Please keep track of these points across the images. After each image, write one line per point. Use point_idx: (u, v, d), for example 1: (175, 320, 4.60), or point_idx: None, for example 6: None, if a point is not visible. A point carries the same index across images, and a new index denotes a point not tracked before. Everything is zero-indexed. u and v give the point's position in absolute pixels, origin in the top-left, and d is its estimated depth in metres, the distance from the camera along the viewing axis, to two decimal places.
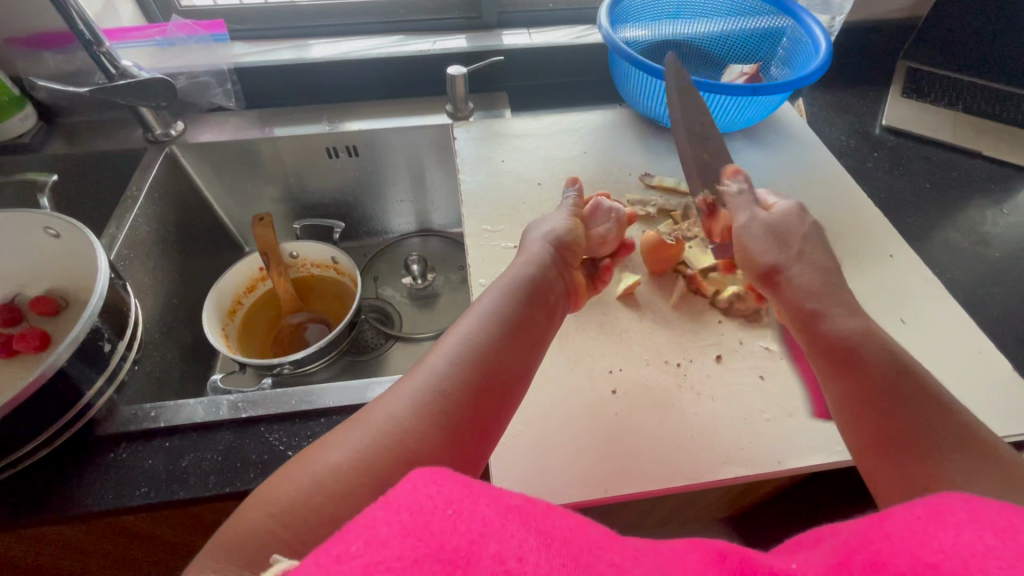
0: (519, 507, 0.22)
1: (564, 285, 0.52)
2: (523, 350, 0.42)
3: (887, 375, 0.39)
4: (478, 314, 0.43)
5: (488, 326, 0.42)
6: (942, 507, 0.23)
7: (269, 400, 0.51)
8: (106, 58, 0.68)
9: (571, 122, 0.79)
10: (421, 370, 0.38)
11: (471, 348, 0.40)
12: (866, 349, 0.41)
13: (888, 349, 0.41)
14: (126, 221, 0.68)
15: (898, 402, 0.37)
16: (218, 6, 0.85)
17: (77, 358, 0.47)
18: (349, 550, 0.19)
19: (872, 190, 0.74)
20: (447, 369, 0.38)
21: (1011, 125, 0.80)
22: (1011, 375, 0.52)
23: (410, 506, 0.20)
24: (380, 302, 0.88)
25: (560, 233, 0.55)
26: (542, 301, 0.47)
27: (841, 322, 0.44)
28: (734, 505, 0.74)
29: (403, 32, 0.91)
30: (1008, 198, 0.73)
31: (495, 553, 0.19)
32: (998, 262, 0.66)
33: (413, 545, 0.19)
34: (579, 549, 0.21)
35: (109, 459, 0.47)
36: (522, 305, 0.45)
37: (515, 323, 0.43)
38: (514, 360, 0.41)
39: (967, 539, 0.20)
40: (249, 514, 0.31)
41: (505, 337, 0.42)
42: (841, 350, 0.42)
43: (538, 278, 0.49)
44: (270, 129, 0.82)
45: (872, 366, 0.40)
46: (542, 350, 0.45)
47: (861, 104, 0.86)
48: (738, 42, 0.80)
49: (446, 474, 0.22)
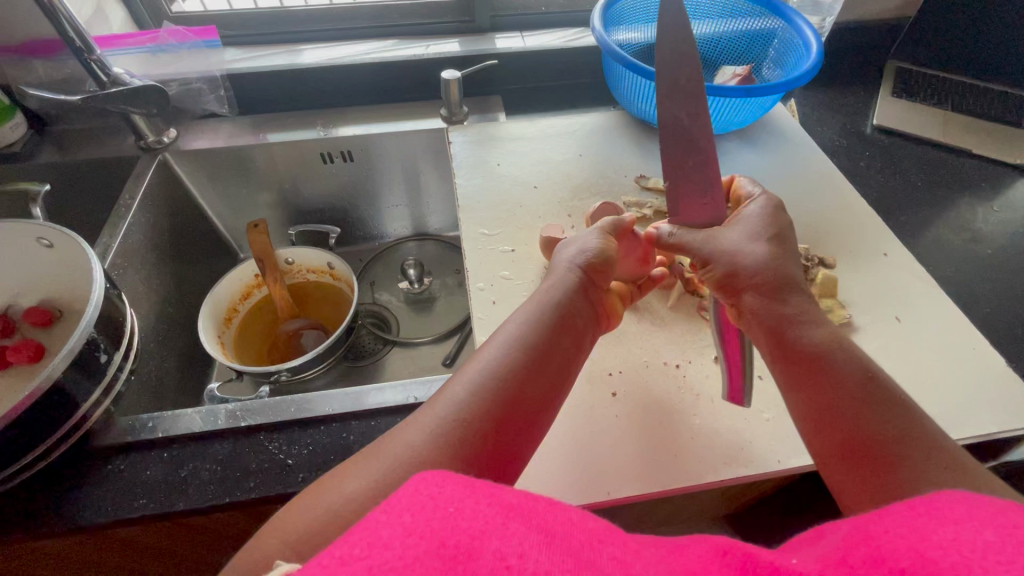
0: (519, 506, 0.21)
1: (594, 310, 0.48)
2: (550, 382, 0.40)
3: (859, 387, 0.39)
4: (499, 343, 0.42)
5: (510, 356, 0.40)
6: (942, 504, 0.23)
7: (268, 408, 0.51)
8: (97, 66, 0.67)
9: (565, 125, 0.80)
10: (443, 401, 0.37)
11: (495, 383, 0.38)
12: (837, 360, 0.40)
13: (857, 357, 0.41)
14: (120, 229, 0.67)
15: (868, 414, 0.37)
16: (209, 11, 0.84)
17: (72, 370, 0.47)
18: (352, 552, 0.19)
19: (864, 188, 0.74)
20: (468, 402, 0.37)
21: (998, 123, 0.81)
22: (1005, 371, 0.53)
23: (413, 507, 0.20)
24: (377, 307, 0.88)
25: (592, 255, 0.49)
26: (571, 330, 0.44)
27: (809, 334, 0.42)
28: (733, 503, 0.74)
29: (395, 36, 0.91)
30: (997, 195, 0.74)
31: (496, 550, 0.19)
32: (990, 259, 0.67)
33: (415, 544, 0.19)
34: (579, 545, 0.21)
35: (107, 471, 0.47)
36: (546, 335, 0.42)
37: (540, 353, 0.41)
38: (537, 391, 0.39)
39: (967, 534, 0.21)
40: (261, 540, 0.32)
41: (526, 366, 0.40)
42: (812, 362, 0.41)
43: (563, 309, 0.45)
44: (264, 135, 0.81)
45: (849, 382, 0.39)
46: (569, 380, 0.42)
47: (852, 104, 0.87)
48: (730, 43, 0.80)
49: (448, 478, 0.22)
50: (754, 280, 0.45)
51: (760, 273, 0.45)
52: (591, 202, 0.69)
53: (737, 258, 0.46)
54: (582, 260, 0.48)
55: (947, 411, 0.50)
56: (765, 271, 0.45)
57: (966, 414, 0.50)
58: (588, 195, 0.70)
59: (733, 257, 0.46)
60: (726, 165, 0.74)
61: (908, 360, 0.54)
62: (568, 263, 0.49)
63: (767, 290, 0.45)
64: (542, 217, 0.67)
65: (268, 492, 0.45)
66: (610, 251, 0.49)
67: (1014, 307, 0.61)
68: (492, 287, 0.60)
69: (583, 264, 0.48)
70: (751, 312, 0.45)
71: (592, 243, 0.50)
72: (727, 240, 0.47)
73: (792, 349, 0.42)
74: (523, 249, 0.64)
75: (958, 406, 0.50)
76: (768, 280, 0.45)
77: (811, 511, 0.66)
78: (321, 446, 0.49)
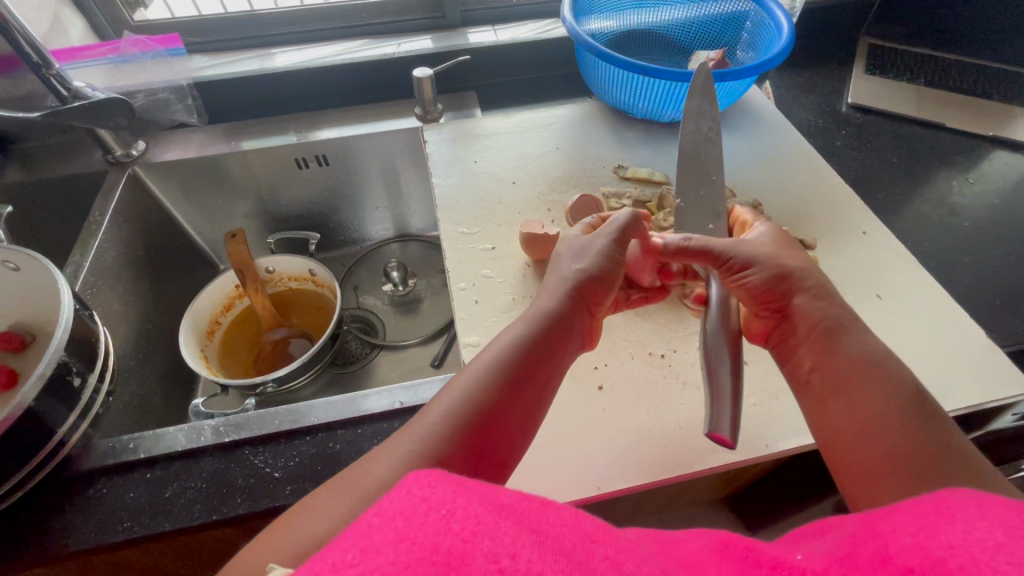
0: (512, 505, 0.20)
1: (581, 333, 0.46)
2: (530, 400, 0.40)
3: (902, 396, 0.37)
4: (477, 362, 0.41)
5: (483, 377, 0.39)
6: (949, 503, 0.22)
7: (253, 422, 0.50)
8: (57, 81, 0.65)
9: (541, 118, 0.79)
10: (414, 431, 0.36)
11: (470, 406, 0.37)
12: (889, 368, 0.39)
13: (904, 370, 0.39)
14: (91, 247, 0.66)
15: (913, 425, 0.35)
16: (173, 19, 0.82)
17: (45, 395, 0.46)
18: (344, 558, 0.17)
19: (842, 167, 0.75)
20: (445, 424, 0.36)
21: (969, 96, 0.81)
22: (984, 341, 0.54)
23: (405, 511, 0.19)
24: (362, 311, 0.87)
25: (590, 276, 0.47)
26: (551, 349, 0.43)
27: (857, 342, 0.41)
28: (727, 488, 0.75)
29: (366, 36, 0.89)
30: (973, 167, 0.74)
31: (489, 552, 0.18)
32: (969, 231, 0.67)
33: (407, 550, 0.17)
34: (572, 546, 0.19)
35: (89, 496, 0.46)
36: (524, 353, 0.41)
37: (516, 374, 0.40)
38: (511, 414, 0.38)
39: (977, 534, 0.20)
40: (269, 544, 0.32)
41: (507, 386, 0.39)
42: (847, 374, 0.40)
43: (549, 328, 0.43)
44: (236, 143, 0.80)
45: (888, 386, 0.38)
46: (545, 404, 0.42)
47: (827, 83, 0.87)
48: (702, 27, 0.80)
49: (441, 476, 0.21)
50: (782, 283, 0.44)
51: (806, 279, 0.45)
52: (570, 195, 0.69)
53: (760, 260, 0.45)
54: (582, 281, 0.46)
55: (927, 383, 0.51)
56: (815, 278, 0.45)
57: (951, 387, 0.50)
58: (567, 188, 0.70)
59: (776, 262, 0.45)
60: None
61: (891, 338, 0.54)
62: (569, 278, 0.47)
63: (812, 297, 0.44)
64: (522, 213, 0.67)
65: (256, 507, 0.45)
66: (612, 274, 0.48)
67: (993, 278, 0.62)
68: (474, 287, 0.59)
69: (582, 286, 0.46)
70: (790, 316, 0.44)
71: (592, 265, 0.47)
72: (762, 246, 0.46)
73: (817, 354, 0.42)
74: (504, 246, 0.63)
75: (941, 380, 0.51)
76: (792, 283, 0.44)
77: (802, 490, 0.67)
78: (308, 457, 0.48)
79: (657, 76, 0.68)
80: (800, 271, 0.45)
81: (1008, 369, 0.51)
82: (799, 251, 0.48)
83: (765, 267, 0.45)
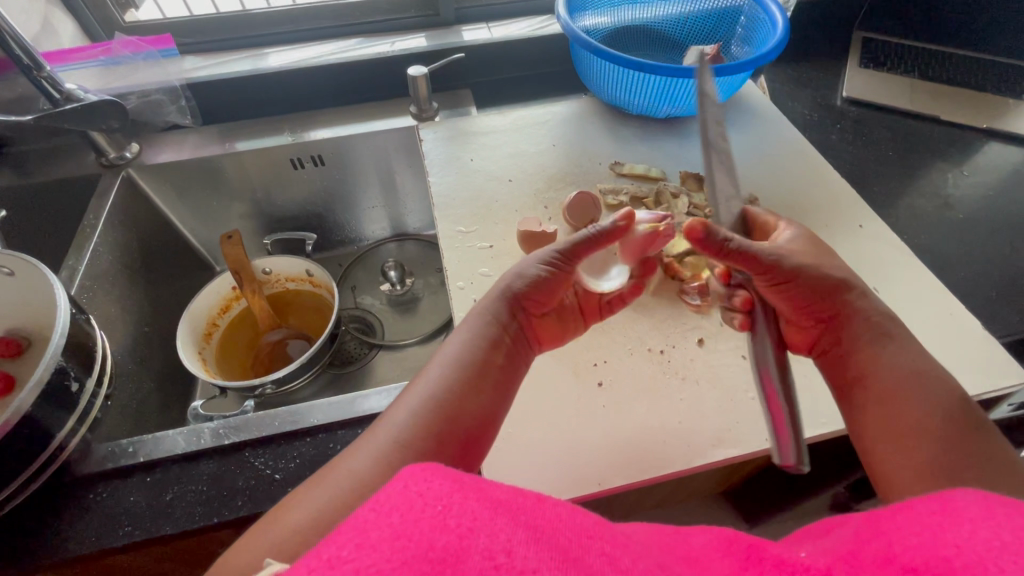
0: (508, 502, 0.20)
1: (525, 335, 0.46)
2: (492, 395, 0.40)
3: (942, 407, 0.37)
4: (436, 367, 0.41)
5: (439, 379, 0.39)
6: (955, 503, 0.22)
7: (251, 424, 0.50)
8: (48, 83, 0.65)
9: (537, 116, 0.79)
10: (382, 429, 0.37)
11: (434, 405, 0.38)
12: (931, 381, 0.39)
13: (949, 383, 0.39)
14: (86, 249, 0.66)
15: (952, 437, 0.36)
16: (165, 20, 0.82)
17: (42, 401, 0.45)
18: (338, 554, 0.17)
19: (837, 160, 0.75)
20: (410, 421, 0.37)
21: (963, 88, 0.82)
22: (980, 333, 0.54)
23: (401, 506, 0.18)
24: (360, 311, 0.87)
25: (528, 282, 0.46)
26: (497, 346, 0.43)
27: (897, 355, 0.41)
28: (726, 482, 0.75)
29: (359, 35, 0.89)
30: (968, 159, 0.74)
31: (485, 549, 0.17)
32: (964, 223, 0.67)
33: (403, 547, 0.17)
34: (568, 542, 0.19)
35: (89, 500, 0.45)
36: (480, 350, 0.42)
37: (473, 371, 0.41)
38: (474, 404, 0.39)
39: (983, 534, 0.20)
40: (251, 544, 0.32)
41: (467, 382, 0.40)
42: (889, 385, 0.40)
43: (492, 326, 0.44)
44: (231, 144, 0.79)
45: (928, 398, 0.38)
46: (509, 396, 0.42)
47: (822, 77, 0.87)
48: (696, 22, 0.80)
49: (437, 471, 0.20)
50: (823, 285, 0.44)
51: (846, 289, 0.45)
52: (567, 192, 0.69)
53: (793, 257, 0.44)
54: (517, 286, 0.46)
55: None
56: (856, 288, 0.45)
57: None
58: (564, 185, 0.70)
59: (822, 269, 0.45)
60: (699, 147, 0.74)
61: None
62: (505, 285, 0.46)
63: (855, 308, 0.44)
64: (519, 211, 0.67)
65: (257, 509, 0.45)
66: (551, 279, 0.46)
67: (989, 270, 0.62)
68: (473, 285, 0.59)
69: (519, 291, 0.46)
70: (828, 324, 0.45)
71: (529, 270, 0.46)
72: (806, 250, 0.46)
73: (857, 363, 0.42)
74: (502, 244, 0.63)
75: None
76: (819, 283, 0.44)
77: (800, 484, 0.67)
78: (307, 458, 0.48)
79: (652, 72, 0.68)
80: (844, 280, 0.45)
81: (1003, 359, 0.52)
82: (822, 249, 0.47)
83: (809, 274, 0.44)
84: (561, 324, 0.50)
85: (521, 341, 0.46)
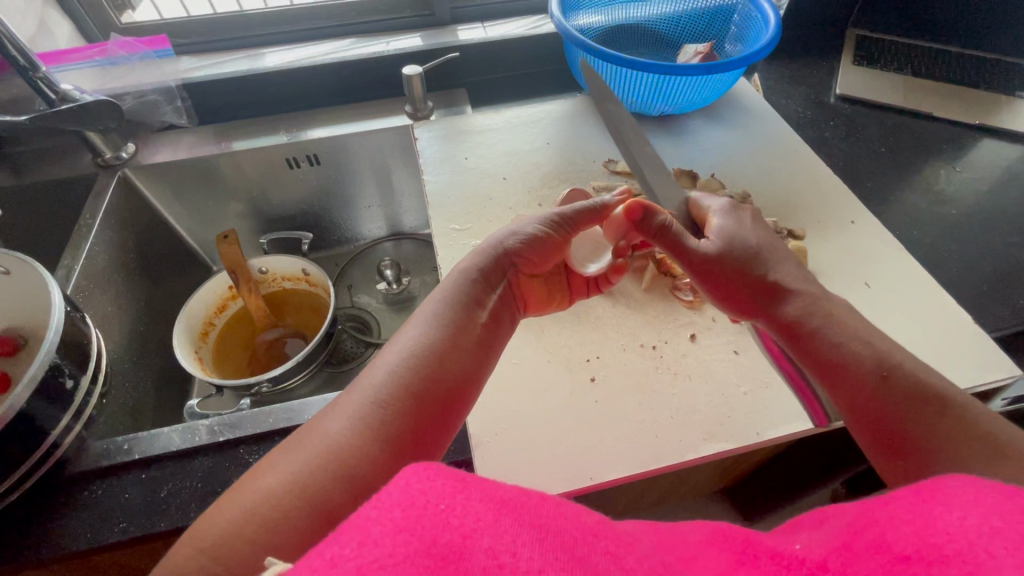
0: (511, 501, 0.20)
1: (509, 293, 0.48)
2: (475, 352, 0.42)
3: (884, 380, 0.39)
4: (414, 326, 0.41)
5: (419, 337, 0.40)
6: (950, 491, 0.22)
7: (247, 421, 0.50)
8: (45, 84, 0.65)
9: (531, 114, 0.79)
10: (360, 386, 0.37)
11: (414, 360, 0.38)
12: (861, 356, 0.41)
13: (878, 350, 0.41)
14: (82, 249, 0.66)
15: (906, 407, 0.38)
16: (161, 21, 0.82)
17: (37, 397, 0.46)
18: (342, 553, 0.17)
19: (830, 157, 0.75)
20: (387, 378, 0.37)
21: (956, 85, 0.82)
22: (972, 327, 0.54)
23: (403, 503, 0.18)
24: (357, 310, 0.87)
25: (520, 241, 0.48)
26: (481, 305, 0.44)
27: (832, 337, 0.43)
28: (721, 478, 0.76)
29: (354, 35, 0.89)
30: (960, 156, 0.75)
31: (488, 547, 0.18)
32: (957, 219, 0.67)
33: (405, 542, 0.17)
34: (573, 540, 0.19)
35: (84, 497, 0.46)
36: (461, 310, 0.43)
37: (452, 330, 0.41)
38: (455, 364, 0.40)
39: (973, 520, 0.20)
40: (225, 513, 0.31)
41: (448, 340, 0.40)
42: (834, 365, 0.42)
43: (477, 284, 0.45)
44: (227, 143, 0.80)
45: (869, 374, 0.40)
46: (490, 359, 0.43)
47: (815, 75, 0.88)
48: (690, 21, 0.80)
49: (440, 470, 0.20)
50: (754, 273, 0.48)
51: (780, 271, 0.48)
52: (561, 190, 0.69)
53: (724, 248, 0.48)
54: (511, 243, 0.48)
55: None
56: (783, 267, 0.49)
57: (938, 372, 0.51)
58: (557, 183, 0.70)
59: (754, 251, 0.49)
60: (692, 144, 0.75)
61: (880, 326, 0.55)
62: (499, 242, 0.48)
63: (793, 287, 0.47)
64: (513, 208, 0.67)
65: None
66: (543, 239, 0.49)
67: (981, 265, 0.62)
68: None
69: (511, 247, 0.48)
70: (768, 315, 0.47)
71: (527, 227, 0.49)
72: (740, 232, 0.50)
73: (812, 355, 0.44)
74: None
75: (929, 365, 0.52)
76: (749, 271, 0.48)
77: (794, 480, 0.68)
78: None
79: (645, 70, 0.68)
80: (781, 274, 0.48)
81: (993, 353, 0.52)
82: (762, 241, 0.50)
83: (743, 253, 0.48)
84: (547, 291, 0.52)
85: (504, 302, 0.47)
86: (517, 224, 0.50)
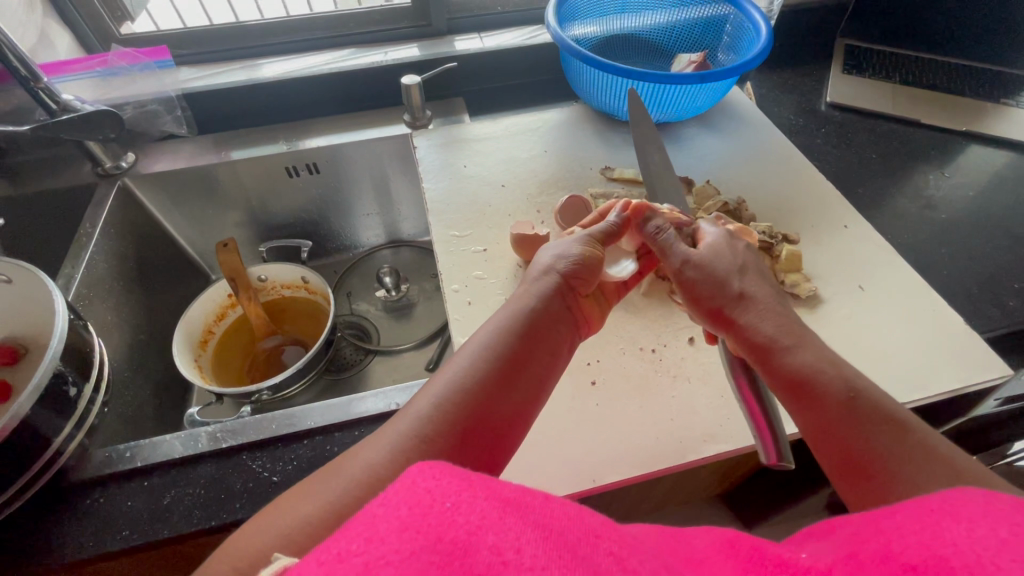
0: (515, 500, 0.20)
1: (570, 315, 0.47)
2: (524, 388, 0.40)
3: (847, 400, 0.39)
4: (465, 355, 0.40)
5: (472, 369, 0.39)
6: (955, 502, 0.23)
7: (249, 427, 0.50)
8: (46, 94, 0.65)
9: (528, 123, 0.80)
10: (403, 418, 0.37)
11: (464, 397, 0.38)
12: (824, 379, 0.40)
13: (844, 373, 0.40)
14: (82, 258, 0.66)
15: (871, 432, 0.37)
16: (160, 32, 0.83)
17: (39, 405, 0.46)
18: (350, 547, 0.17)
19: (821, 163, 0.77)
20: (432, 414, 0.36)
21: (942, 93, 0.84)
22: (963, 330, 0.55)
23: (411, 502, 0.19)
24: (354, 317, 0.87)
25: (572, 262, 0.48)
26: (535, 337, 0.43)
27: (797, 356, 0.42)
28: (721, 482, 0.76)
29: (351, 45, 0.90)
30: (948, 162, 0.76)
31: (492, 545, 0.18)
32: (946, 223, 0.69)
33: (412, 539, 0.18)
34: (576, 540, 0.20)
35: (86, 506, 0.46)
36: (513, 343, 0.42)
37: (501, 364, 0.40)
38: (501, 402, 0.39)
39: (980, 532, 0.21)
40: (245, 543, 0.32)
41: (495, 375, 0.39)
42: (798, 384, 0.41)
43: (536, 313, 0.44)
44: (227, 153, 0.80)
45: (828, 394, 0.39)
46: (540, 393, 0.42)
47: (806, 83, 0.90)
48: (684, 32, 0.82)
49: (446, 469, 0.21)
50: (718, 293, 0.47)
51: (755, 291, 0.47)
52: (559, 197, 0.70)
53: (705, 264, 0.48)
54: (563, 266, 0.47)
55: (908, 370, 0.52)
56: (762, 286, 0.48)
57: (929, 374, 0.52)
58: (555, 189, 0.71)
59: (717, 268, 0.48)
60: (688, 151, 0.76)
61: (873, 329, 0.56)
62: (551, 266, 0.48)
63: (758, 309, 0.46)
64: (512, 215, 0.68)
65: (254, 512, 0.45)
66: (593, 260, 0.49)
67: (972, 268, 0.63)
68: (467, 288, 0.60)
69: (565, 270, 0.47)
70: (738, 333, 0.45)
71: (573, 249, 0.49)
72: (714, 252, 0.49)
73: (778, 373, 0.42)
74: (494, 247, 0.64)
75: (920, 367, 0.53)
76: (720, 291, 0.47)
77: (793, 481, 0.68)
78: (304, 460, 0.48)
79: (641, 79, 0.69)
80: (753, 288, 0.47)
81: (985, 355, 0.53)
82: (748, 260, 0.50)
83: (713, 270, 0.48)
84: (598, 307, 0.51)
85: (563, 324, 0.46)
86: (563, 245, 0.50)
